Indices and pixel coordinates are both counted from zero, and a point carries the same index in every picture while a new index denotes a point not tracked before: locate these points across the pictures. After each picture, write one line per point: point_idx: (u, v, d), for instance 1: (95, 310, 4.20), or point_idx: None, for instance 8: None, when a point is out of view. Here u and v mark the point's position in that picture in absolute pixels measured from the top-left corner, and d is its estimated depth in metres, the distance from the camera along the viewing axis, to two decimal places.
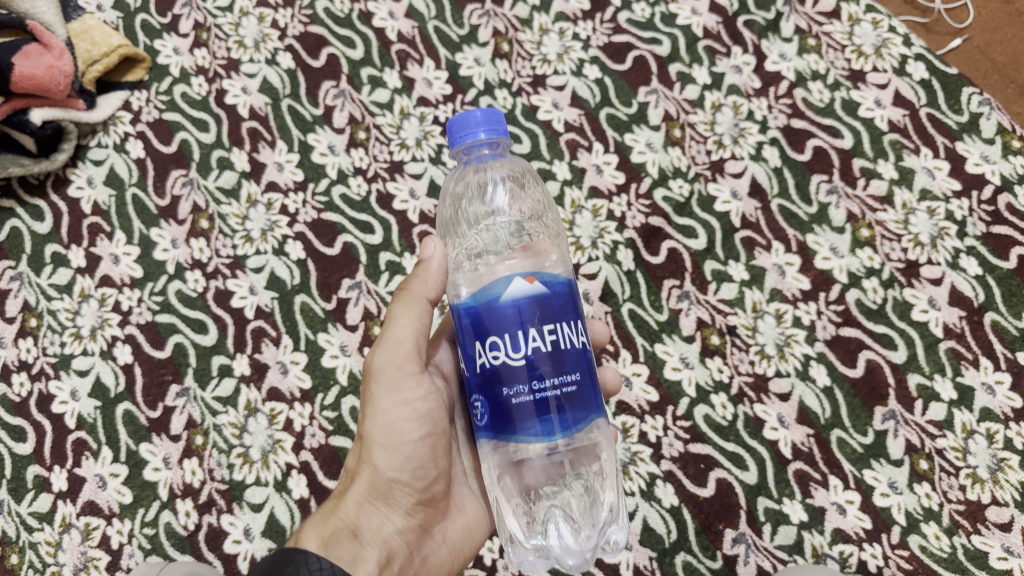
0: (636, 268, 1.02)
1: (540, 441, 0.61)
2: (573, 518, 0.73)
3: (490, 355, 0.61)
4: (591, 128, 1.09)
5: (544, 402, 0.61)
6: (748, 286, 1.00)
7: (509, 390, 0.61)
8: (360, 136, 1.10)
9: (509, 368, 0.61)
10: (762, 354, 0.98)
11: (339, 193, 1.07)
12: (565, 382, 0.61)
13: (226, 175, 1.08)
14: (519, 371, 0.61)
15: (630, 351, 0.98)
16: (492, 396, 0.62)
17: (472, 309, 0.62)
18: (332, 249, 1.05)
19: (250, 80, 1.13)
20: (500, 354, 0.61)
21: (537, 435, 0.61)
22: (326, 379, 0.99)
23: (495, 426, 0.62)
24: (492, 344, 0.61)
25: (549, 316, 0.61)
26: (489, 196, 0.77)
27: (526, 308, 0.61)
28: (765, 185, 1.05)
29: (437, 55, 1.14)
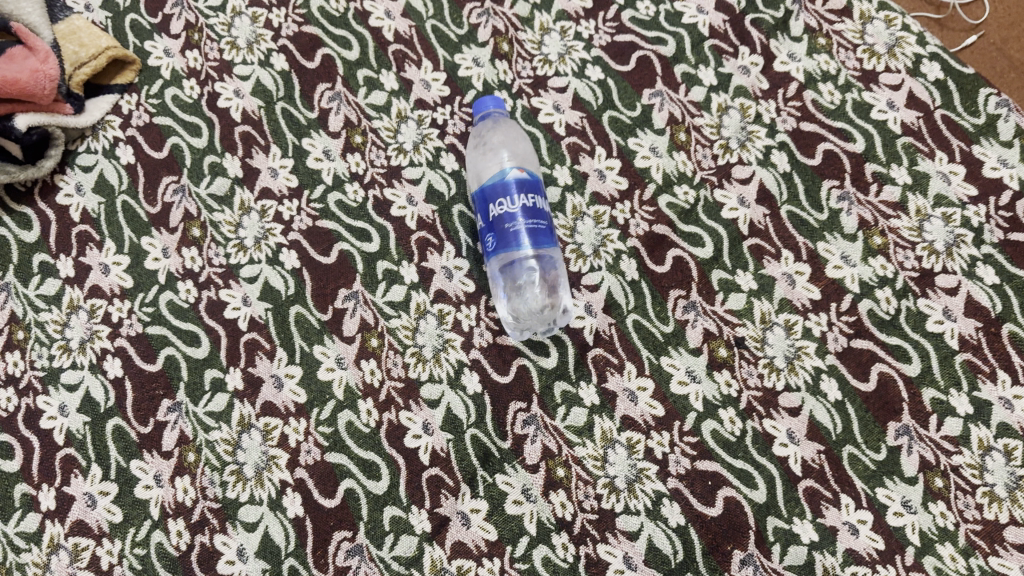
0: (640, 278, 0.99)
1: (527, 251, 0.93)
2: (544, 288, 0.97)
3: (500, 209, 0.95)
4: (593, 131, 1.06)
5: (517, 228, 0.93)
6: (757, 296, 0.97)
7: (505, 222, 0.94)
8: (357, 141, 1.07)
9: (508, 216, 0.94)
10: (772, 367, 0.94)
11: (335, 200, 1.04)
12: (534, 203, 0.95)
13: (219, 182, 1.05)
14: (513, 214, 0.94)
15: (635, 364, 0.95)
16: (492, 227, 0.95)
17: (482, 195, 0.97)
18: (328, 258, 1.01)
19: (243, 82, 1.10)
20: (504, 207, 0.94)
21: (528, 247, 0.94)
22: (322, 393, 0.95)
23: (495, 249, 0.95)
24: (492, 199, 0.95)
25: (525, 189, 0.96)
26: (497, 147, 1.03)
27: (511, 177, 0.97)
28: (774, 191, 1.02)
29: (435, 56, 1.11)
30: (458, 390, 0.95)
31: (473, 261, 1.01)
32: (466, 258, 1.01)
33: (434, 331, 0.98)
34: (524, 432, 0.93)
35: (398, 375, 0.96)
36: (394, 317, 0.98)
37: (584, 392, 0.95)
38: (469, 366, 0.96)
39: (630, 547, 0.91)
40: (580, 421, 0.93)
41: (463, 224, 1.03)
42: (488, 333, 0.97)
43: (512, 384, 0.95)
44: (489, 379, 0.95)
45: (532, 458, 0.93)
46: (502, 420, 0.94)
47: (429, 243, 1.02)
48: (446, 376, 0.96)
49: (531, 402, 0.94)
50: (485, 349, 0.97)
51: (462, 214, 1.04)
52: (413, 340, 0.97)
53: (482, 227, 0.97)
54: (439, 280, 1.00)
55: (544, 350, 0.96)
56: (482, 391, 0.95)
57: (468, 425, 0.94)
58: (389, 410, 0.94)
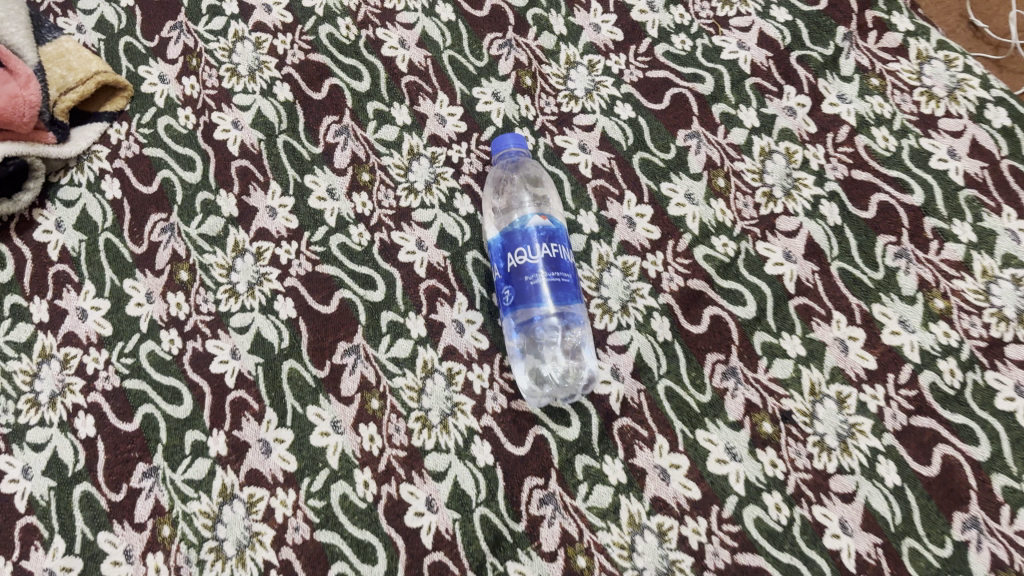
0: (673, 339, 0.89)
1: (549, 307, 0.83)
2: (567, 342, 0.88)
3: (520, 258, 0.85)
4: (622, 174, 0.97)
5: (539, 282, 0.84)
6: (804, 364, 0.87)
7: (525, 276, 0.84)
8: (364, 178, 0.98)
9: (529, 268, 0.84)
10: (822, 446, 0.84)
11: (337, 243, 0.95)
12: (559, 253, 0.86)
13: (211, 221, 0.96)
14: (536, 266, 0.84)
15: (668, 438, 0.85)
16: (510, 279, 0.86)
17: (502, 241, 0.88)
18: (327, 308, 0.92)
19: (242, 113, 1.01)
20: (525, 256, 0.85)
21: (550, 302, 0.84)
22: (315, 461, 0.85)
23: (512, 305, 0.85)
24: (511, 247, 0.86)
25: (550, 236, 0.86)
26: (520, 193, 0.94)
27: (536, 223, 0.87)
28: (823, 246, 0.92)
29: (451, 89, 1.02)
30: (468, 462, 0.85)
31: (488, 315, 0.91)
32: (480, 311, 0.91)
33: (442, 393, 0.88)
34: (540, 513, 0.83)
35: (400, 442, 0.86)
36: (398, 376, 0.88)
37: (609, 468, 0.84)
38: (481, 434, 0.86)
39: None
40: (604, 502, 0.83)
41: (477, 273, 0.93)
42: (501, 397, 0.87)
43: (528, 456, 0.85)
44: (502, 450, 0.85)
45: (549, 543, 0.82)
46: (515, 499, 0.83)
47: (440, 293, 0.92)
48: (454, 445, 0.85)
49: (548, 478, 0.84)
50: (498, 416, 0.86)
51: (477, 261, 0.94)
52: (418, 403, 0.87)
53: (499, 278, 0.88)
54: (449, 335, 0.90)
55: (564, 419, 0.86)
56: (494, 463, 0.84)
57: (477, 504, 0.83)
58: (388, 483, 0.84)
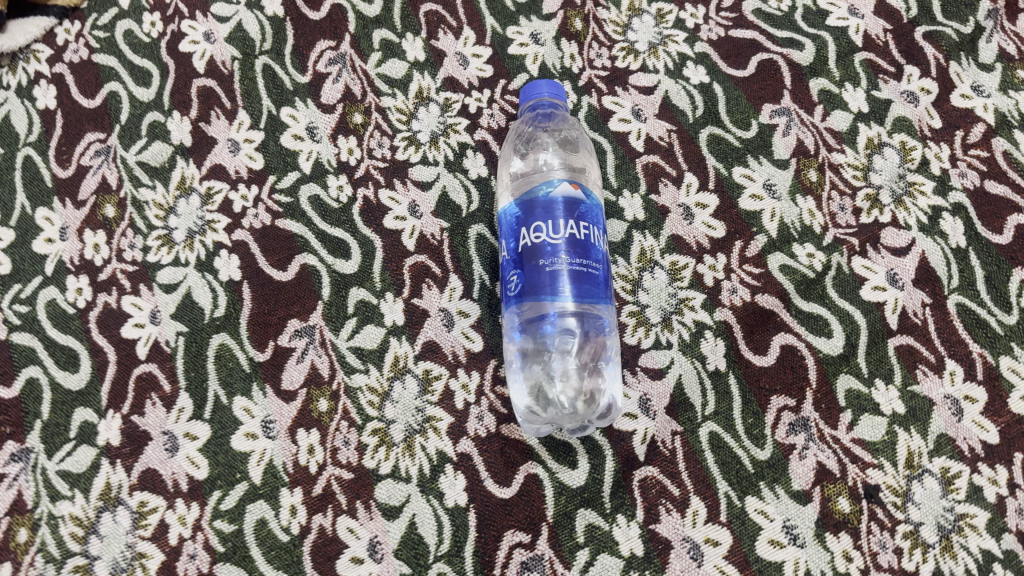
0: (727, 370, 0.66)
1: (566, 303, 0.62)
2: (587, 356, 0.65)
3: (535, 236, 0.64)
4: (684, 151, 0.75)
5: (557, 268, 0.62)
6: (901, 425, 0.64)
7: (539, 258, 0.63)
8: (355, 120, 0.77)
9: (546, 249, 0.63)
10: (915, 541, 0.61)
11: (309, 194, 0.74)
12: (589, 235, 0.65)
13: (156, 148, 0.75)
14: (555, 247, 0.63)
15: (706, 502, 0.62)
16: (520, 261, 0.64)
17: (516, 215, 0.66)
18: (282, 274, 0.71)
19: (219, 25, 0.80)
20: (542, 234, 0.64)
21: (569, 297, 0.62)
22: (232, 470, 0.64)
23: (518, 295, 0.64)
24: (527, 221, 0.65)
25: (580, 213, 0.65)
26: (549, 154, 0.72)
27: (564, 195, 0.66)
28: (940, 272, 0.69)
29: (481, 25, 0.81)
30: (432, 498, 0.63)
31: (487, 310, 0.70)
32: (477, 302, 0.70)
33: (413, 402, 0.66)
34: None
35: (347, 461, 0.64)
36: (359, 373, 0.67)
37: (620, 532, 0.62)
38: (455, 464, 0.64)
39: None
40: None
41: (481, 253, 0.72)
42: (489, 418, 0.66)
43: (513, 503, 0.63)
44: (480, 489, 0.63)
45: None
46: (488, 557, 0.61)
47: (429, 272, 0.71)
48: (418, 474, 0.64)
49: (537, 536, 0.61)
50: (481, 442, 0.65)
51: (482, 238, 0.72)
52: (379, 411, 0.66)
53: (506, 259, 0.66)
54: (432, 328, 0.69)
55: (569, 458, 0.64)
56: (466, 504, 0.63)
57: (436, 557, 0.62)
58: (323, 513, 0.63)
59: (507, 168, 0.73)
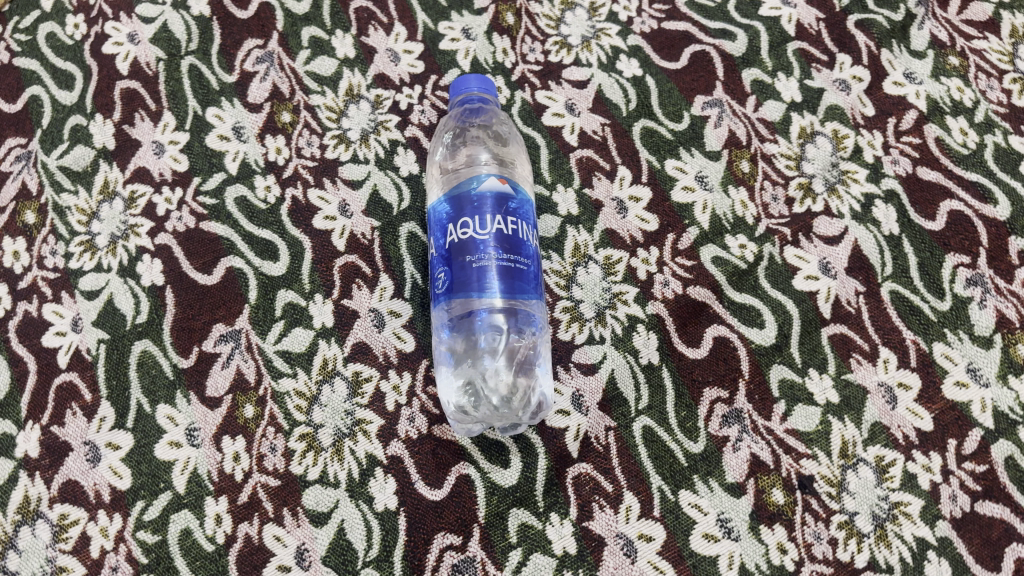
0: (661, 363, 0.65)
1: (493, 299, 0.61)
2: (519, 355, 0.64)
3: (462, 232, 0.63)
4: (617, 145, 0.74)
5: (484, 263, 0.61)
6: (835, 415, 0.64)
7: (466, 254, 0.62)
8: (283, 120, 0.76)
9: (473, 245, 0.62)
10: (850, 531, 0.61)
11: (235, 195, 0.72)
12: (517, 231, 0.64)
13: (78, 152, 0.73)
14: (482, 243, 0.62)
15: (640, 498, 0.62)
16: (447, 258, 0.63)
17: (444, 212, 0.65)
18: (207, 277, 0.69)
19: (144, 25, 0.79)
20: (469, 230, 0.63)
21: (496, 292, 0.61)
22: (155, 480, 0.62)
23: (446, 292, 0.62)
24: (454, 218, 0.64)
25: (508, 209, 0.64)
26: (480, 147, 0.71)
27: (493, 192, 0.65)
28: (873, 260, 0.69)
29: (412, 21, 0.80)
30: (361, 503, 0.62)
31: (419, 309, 0.68)
32: (408, 302, 0.69)
33: (342, 405, 0.65)
34: None
35: (273, 468, 0.63)
36: (287, 377, 0.66)
37: (553, 531, 0.61)
38: (385, 466, 0.63)
39: None
40: None
41: (412, 251, 0.70)
42: (421, 419, 0.64)
43: (444, 505, 0.61)
44: (410, 492, 0.62)
45: None
46: (418, 561, 0.60)
47: (358, 272, 0.70)
48: (347, 478, 0.63)
49: (468, 538, 0.60)
50: (412, 444, 0.64)
51: (413, 236, 0.71)
52: (307, 415, 0.64)
53: (434, 257, 0.65)
54: (362, 329, 0.68)
55: (501, 457, 0.63)
56: (396, 508, 0.61)
57: (365, 563, 0.60)
58: (249, 522, 0.61)
59: (437, 164, 0.72)
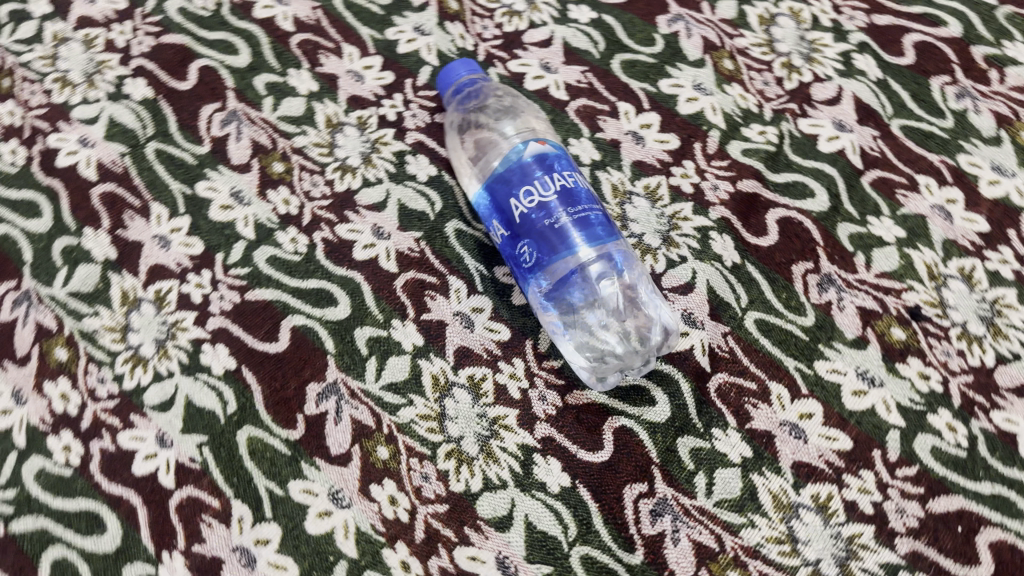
0: (743, 260, 0.68)
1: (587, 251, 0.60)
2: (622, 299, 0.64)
3: (528, 203, 0.62)
4: (606, 86, 0.76)
5: (561, 220, 0.61)
6: (908, 246, 0.68)
7: (540, 219, 0.61)
8: (277, 170, 0.72)
9: (544, 211, 0.62)
10: (968, 338, 0.65)
11: (266, 257, 0.69)
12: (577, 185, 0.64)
13: (83, 273, 0.67)
14: (552, 205, 0.62)
15: (785, 384, 0.64)
16: (520, 233, 0.62)
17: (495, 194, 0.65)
18: (276, 344, 0.65)
19: (90, 126, 0.73)
20: (534, 198, 0.62)
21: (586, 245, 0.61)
22: (322, 555, 0.59)
23: (536, 264, 0.62)
24: (513, 193, 0.63)
25: (559, 168, 0.64)
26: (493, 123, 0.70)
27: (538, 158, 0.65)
28: (874, 105, 0.74)
29: (358, 37, 0.78)
30: (536, 492, 0.60)
31: (497, 297, 0.67)
32: (485, 294, 0.67)
33: (472, 411, 0.63)
34: (656, 531, 0.59)
35: (435, 494, 0.61)
36: (405, 408, 0.63)
37: (724, 444, 0.62)
38: (542, 450, 0.62)
39: None
40: (733, 490, 0.60)
41: (466, 246, 0.69)
42: (552, 394, 0.64)
43: (615, 461, 0.61)
44: (578, 463, 0.61)
45: (684, 568, 0.58)
46: (618, 521, 0.59)
47: (425, 284, 0.68)
48: (512, 475, 0.61)
49: (654, 481, 0.60)
50: (556, 420, 0.63)
51: (461, 232, 0.70)
52: (443, 432, 0.62)
53: (504, 240, 0.64)
54: (455, 334, 0.66)
55: (645, 397, 0.63)
56: (573, 482, 0.60)
57: (571, 544, 0.59)
58: (438, 555, 0.59)
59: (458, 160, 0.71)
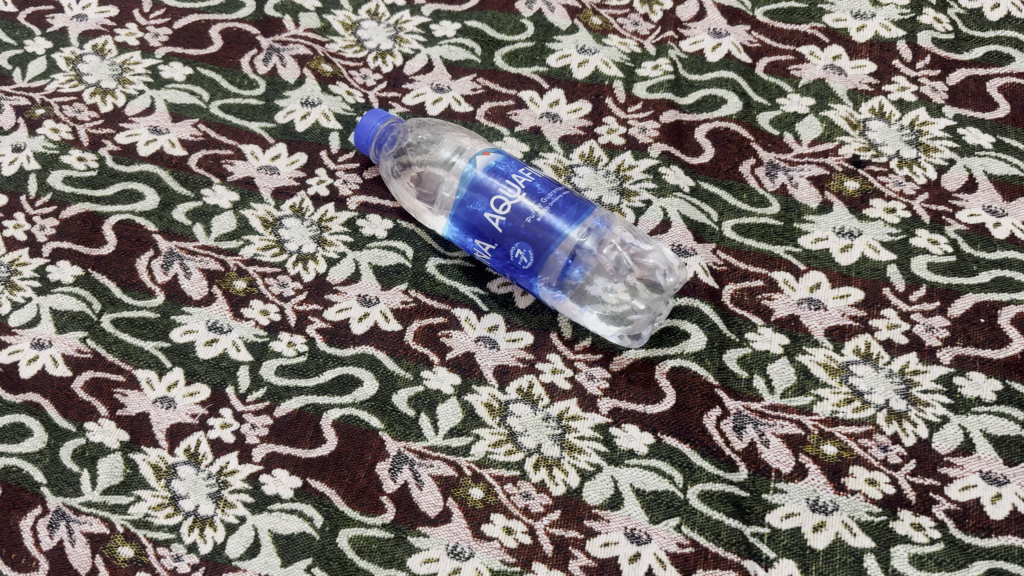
0: (697, 181, 0.72)
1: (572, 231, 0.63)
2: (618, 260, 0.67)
3: (500, 211, 0.64)
4: (499, 82, 0.80)
5: (538, 214, 0.63)
6: (823, 109, 0.75)
7: (519, 222, 0.63)
8: (240, 286, 0.71)
9: (519, 212, 0.64)
10: (908, 163, 0.72)
11: (274, 370, 0.68)
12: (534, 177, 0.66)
13: (105, 466, 0.65)
14: (523, 204, 0.64)
15: (786, 268, 0.68)
16: (506, 242, 0.64)
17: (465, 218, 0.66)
18: (326, 445, 0.65)
19: (35, 327, 0.70)
20: (504, 205, 0.64)
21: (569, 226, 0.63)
22: None
23: (534, 263, 0.64)
24: (482, 210, 0.65)
25: (512, 170, 0.66)
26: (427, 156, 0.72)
27: (489, 169, 0.67)
28: (735, 4, 0.81)
29: (253, 133, 0.79)
30: (630, 460, 0.63)
31: (505, 309, 0.70)
32: (492, 311, 0.70)
33: (537, 417, 0.65)
34: (746, 442, 0.62)
35: (544, 506, 0.62)
36: (475, 444, 0.64)
37: (763, 342, 0.66)
38: (615, 421, 0.64)
39: (978, 462, 0.61)
40: (790, 377, 0.65)
41: (454, 277, 0.71)
42: (598, 370, 0.66)
43: (682, 401, 0.64)
44: (651, 418, 0.64)
45: (786, 462, 0.62)
46: (712, 450, 0.62)
47: (434, 326, 0.69)
48: (601, 456, 0.63)
49: (723, 402, 0.64)
50: (613, 391, 0.65)
51: (442, 266, 0.72)
52: (521, 449, 0.64)
53: (492, 255, 0.66)
54: (486, 358, 0.67)
55: (679, 334, 0.67)
56: (656, 436, 0.63)
57: (684, 489, 0.61)
58: (574, 557, 0.60)
59: (412, 206, 0.73)
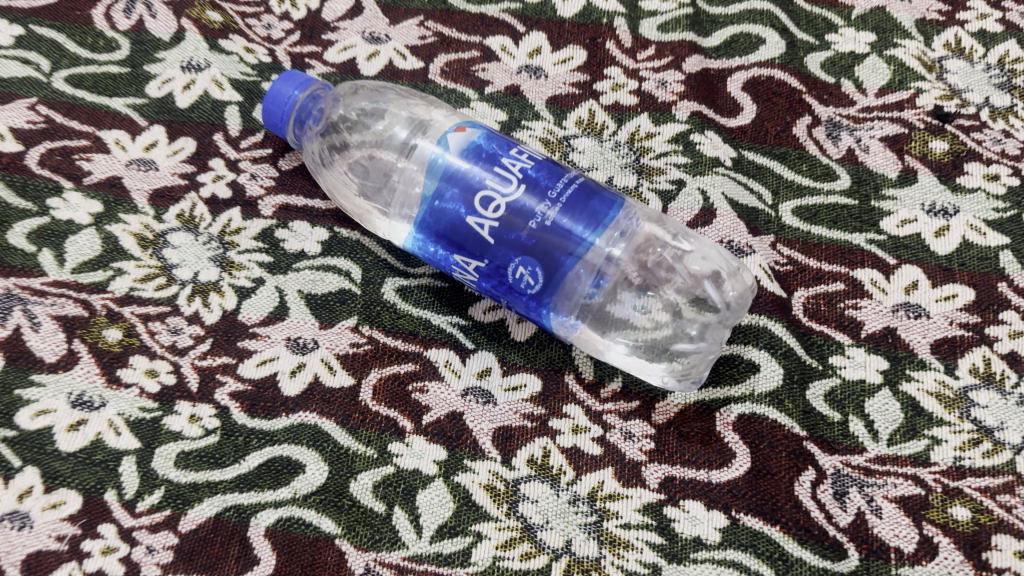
0: (739, 151, 0.54)
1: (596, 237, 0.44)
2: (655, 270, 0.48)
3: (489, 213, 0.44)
4: (456, 26, 0.59)
5: (545, 214, 0.44)
6: (887, 47, 0.58)
7: (519, 229, 0.44)
8: (114, 337, 0.50)
9: (518, 213, 0.44)
10: (1006, 112, 0.55)
11: (175, 459, 0.47)
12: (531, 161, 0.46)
13: None
14: (523, 201, 0.44)
15: (872, 264, 0.51)
16: (501, 257, 0.44)
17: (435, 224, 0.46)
18: (261, 569, 0.45)
19: None
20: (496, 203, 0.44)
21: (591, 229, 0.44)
22: None
23: (545, 284, 0.44)
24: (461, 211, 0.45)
25: (499, 153, 0.46)
26: (369, 134, 0.51)
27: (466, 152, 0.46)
28: None
29: (118, 113, 0.56)
30: (699, 555, 0.45)
31: (498, 344, 0.51)
32: (482, 349, 0.50)
33: (560, 500, 0.46)
34: (853, 514, 0.45)
35: None
36: (476, 548, 0.45)
37: (853, 370, 0.49)
38: (670, 497, 0.46)
39: None
40: (896, 416, 0.48)
41: (422, 304, 0.52)
42: (636, 424, 0.48)
43: (760, 463, 0.47)
44: (721, 491, 0.46)
45: (908, 538, 0.45)
46: (813, 533, 0.45)
47: (402, 377, 0.49)
48: (657, 550, 0.45)
49: (817, 460, 0.47)
50: (663, 453, 0.47)
51: (405, 288, 0.52)
52: (544, 550, 0.45)
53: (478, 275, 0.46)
54: (480, 418, 0.48)
55: (743, 367, 0.49)
56: (730, 516, 0.46)
57: None
58: None
59: (351, 205, 0.52)
